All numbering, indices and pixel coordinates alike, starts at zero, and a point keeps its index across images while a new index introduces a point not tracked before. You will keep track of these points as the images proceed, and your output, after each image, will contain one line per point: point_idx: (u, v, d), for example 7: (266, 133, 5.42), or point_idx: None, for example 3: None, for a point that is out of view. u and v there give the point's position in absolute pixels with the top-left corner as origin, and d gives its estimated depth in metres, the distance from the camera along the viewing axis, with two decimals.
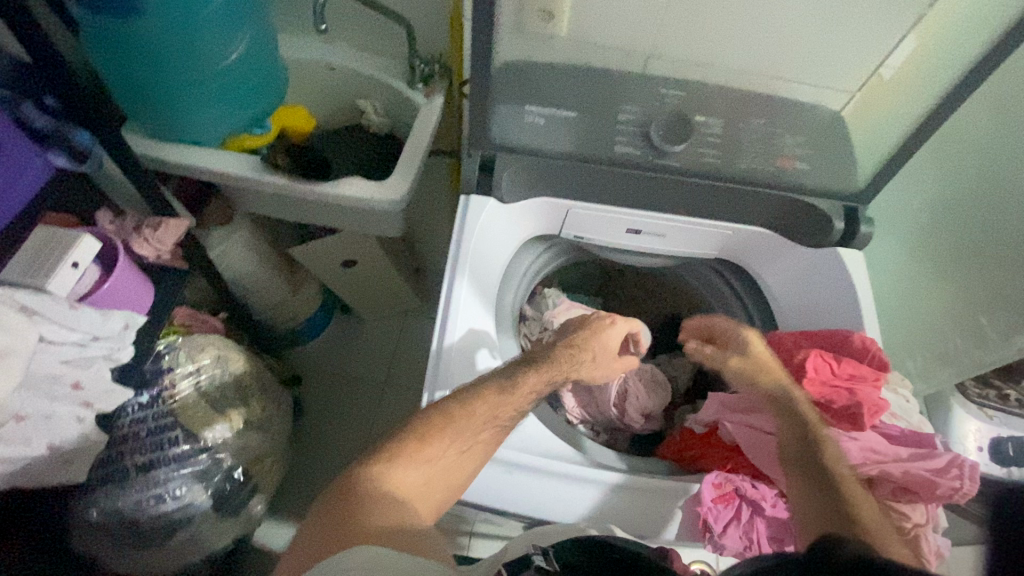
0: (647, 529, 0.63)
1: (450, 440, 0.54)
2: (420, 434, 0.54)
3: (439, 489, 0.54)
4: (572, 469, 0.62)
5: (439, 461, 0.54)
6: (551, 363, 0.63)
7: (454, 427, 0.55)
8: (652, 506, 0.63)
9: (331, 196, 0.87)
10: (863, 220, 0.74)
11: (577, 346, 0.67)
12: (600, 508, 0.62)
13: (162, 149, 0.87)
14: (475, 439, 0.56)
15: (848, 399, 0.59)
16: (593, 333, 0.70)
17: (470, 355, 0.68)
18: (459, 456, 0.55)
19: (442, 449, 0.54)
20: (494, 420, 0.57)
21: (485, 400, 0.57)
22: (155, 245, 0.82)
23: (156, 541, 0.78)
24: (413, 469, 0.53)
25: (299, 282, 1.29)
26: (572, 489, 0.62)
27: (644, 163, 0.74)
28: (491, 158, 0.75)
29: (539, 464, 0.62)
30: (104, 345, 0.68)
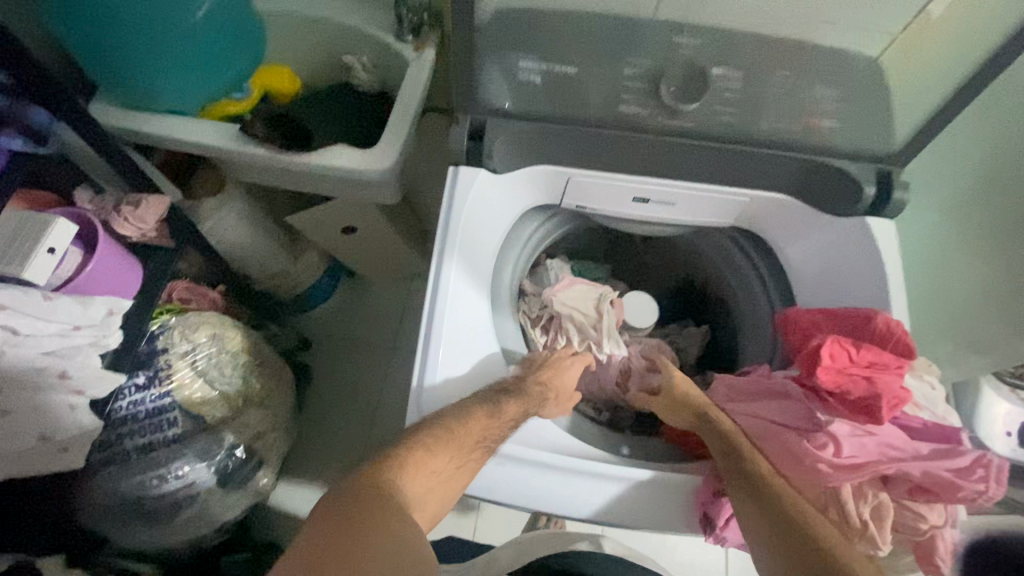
0: (646, 520, 0.61)
1: (447, 457, 0.55)
2: (421, 450, 0.55)
3: (434, 503, 0.54)
4: (569, 462, 0.60)
5: (437, 478, 0.54)
6: (521, 399, 0.62)
7: (454, 441, 0.55)
8: (650, 497, 0.61)
9: (316, 167, 0.81)
10: (898, 186, 0.66)
11: (543, 384, 0.65)
12: (595, 500, 0.60)
13: (134, 119, 0.81)
14: (465, 457, 0.56)
15: (866, 390, 0.54)
16: (559, 363, 0.69)
17: (459, 344, 0.65)
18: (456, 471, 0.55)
19: (444, 464, 0.55)
20: (483, 441, 0.57)
21: (472, 427, 0.57)
22: (137, 224, 0.78)
23: (163, 516, 0.80)
24: (412, 481, 0.53)
25: (301, 250, 1.25)
26: (568, 481, 0.60)
27: (653, 126, 0.67)
28: (481, 124, 0.68)
29: (536, 457, 0.60)
30: (88, 333, 0.67)
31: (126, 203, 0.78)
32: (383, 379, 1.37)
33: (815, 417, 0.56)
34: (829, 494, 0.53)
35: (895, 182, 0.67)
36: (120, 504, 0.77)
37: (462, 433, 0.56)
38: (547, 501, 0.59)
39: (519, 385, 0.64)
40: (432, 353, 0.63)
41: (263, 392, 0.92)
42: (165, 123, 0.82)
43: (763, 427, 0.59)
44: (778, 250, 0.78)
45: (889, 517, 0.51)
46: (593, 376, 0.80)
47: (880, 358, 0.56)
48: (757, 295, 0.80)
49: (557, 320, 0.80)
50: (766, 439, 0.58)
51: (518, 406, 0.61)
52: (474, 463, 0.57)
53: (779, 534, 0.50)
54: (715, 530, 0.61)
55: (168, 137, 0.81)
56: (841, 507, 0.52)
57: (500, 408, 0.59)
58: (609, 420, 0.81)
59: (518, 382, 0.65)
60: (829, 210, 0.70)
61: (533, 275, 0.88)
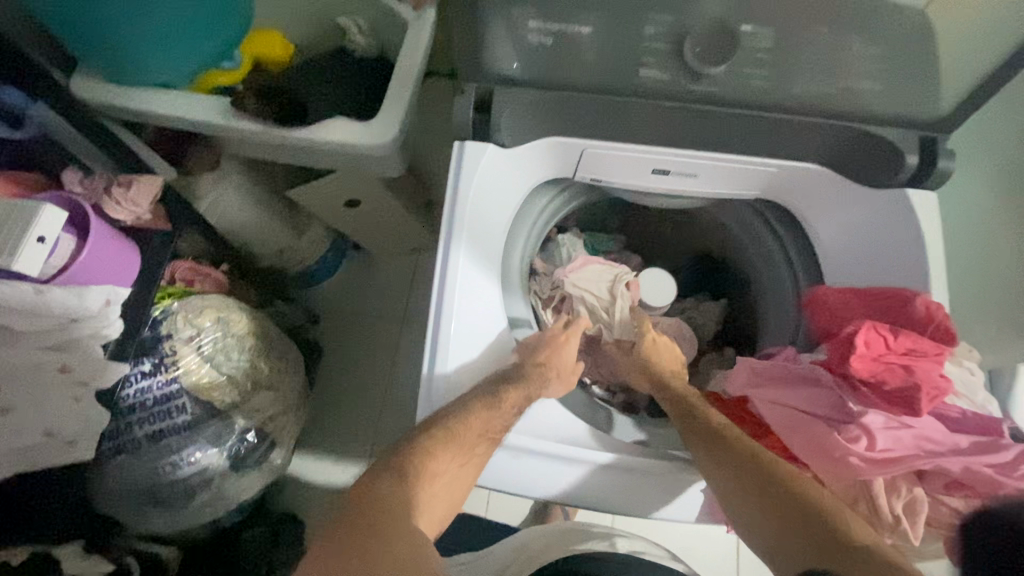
0: (657, 507, 0.62)
1: (447, 457, 0.56)
2: (425, 448, 0.56)
3: (443, 501, 0.56)
4: (581, 453, 0.60)
5: (443, 477, 0.56)
6: (522, 382, 0.61)
7: (461, 439, 0.56)
8: (662, 484, 0.61)
9: (314, 144, 0.77)
10: (942, 155, 0.61)
11: (542, 362, 0.63)
12: (606, 491, 0.61)
13: (120, 96, 0.77)
14: (469, 454, 0.57)
15: (903, 380, 0.51)
16: (560, 343, 0.66)
17: (470, 331, 0.63)
18: (461, 468, 0.57)
19: (449, 463, 0.56)
20: (487, 434, 0.58)
21: (471, 423, 0.57)
22: (131, 207, 0.75)
23: (178, 502, 0.81)
24: (427, 479, 0.55)
25: (304, 225, 1.20)
26: (582, 472, 0.60)
27: (674, 92, 0.61)
28: (488, 94, 0.62)
29: (553, 449, 0.59)
30: (88, 325, 0.65)
31: (117, 185, 0.75)
32: (393, 355, 1.35)
33: (847, 408, 0.53)
34: (860, 489, 0.51)
35: (940, 149, 0.61)
36: (137, 489, 0.78)
37: (462, 431, 0.57)
38: (564, 488, 0.60)
39: (520, 370, 0.62)
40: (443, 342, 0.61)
41: (272, 374, 0.90)
42: (154, 100, 0.77)
43: (788, 417, 0.56)
44: (806, 224, 0.73)
45: (922, 514, 0.49)
46: (608, 357, 0.77)
47: (920, 346, 0.53)
48: (782, 271, 0.76)
49: (569, 300, 0.79)
50: (790, 428, 0.55)
51: (514, 398, 0.59)
52: (479, 458, 0.58)
53: (774, 520, 0.51)
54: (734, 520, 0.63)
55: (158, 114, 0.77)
56: (872, 502, 0.50)
57: (499, 399, 0.59)
58: (625, 403, 0.78)
59: (527, 373, 0.62)
60: (866, 181, 0.65)
61: (545, 251, 0.84)
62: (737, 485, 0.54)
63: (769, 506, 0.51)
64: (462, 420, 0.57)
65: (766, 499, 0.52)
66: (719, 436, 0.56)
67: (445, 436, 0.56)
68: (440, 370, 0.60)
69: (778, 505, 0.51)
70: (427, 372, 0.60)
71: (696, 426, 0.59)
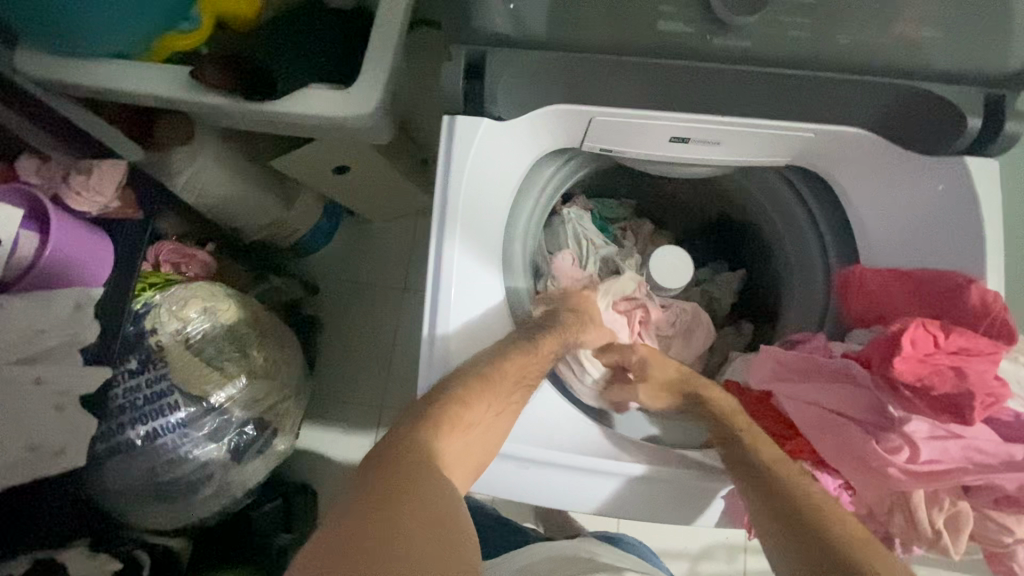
0: (677, 514, 0.58)
1: (486, 404, 0.52)
2: (456, 405, 0.51)
3: (464, 473, 0.51)
4: (600, 464, 0.55)
5: (478, 429, 0.52)
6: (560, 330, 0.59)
7: (484, 409, 0.52)
8: (685, 494, 0.56)
9: (289, 117, 0.69)
10: (1010, 115, 0.52)
11: (577, 309, 0.63)
12: (622, 498, 0.56)
13: (57, 69, 0.67)
14: (506, 402, 0.54)
15: (955, 387, 0.45)
16: (574, 333, 0.60)
17: (470, 329, 0.57)
18: (485, 437, 0.52)
19: (475, 424, 0.52)
20: (523, 381, 0.55)
21: (507, 370, 0.54)
22: (92, 197, 0.70)
23: (181, 496, 0.79)
24: (449, 440, 0.50)
25: (293, 194, 1.08)
26: (599, 481, 0.55)
27: (699, 48, 0.52)
28: (480, 58, 0.53)
29: (564, 461, 0.54)
30: (60, 332, 0.62)
31: (76, 174, 0.70)
32: (394, 324, 1.27)
33: (887, 412, 0.49)
34: (896, 497, 0.48)
35: (1009, 109, 0.52)
36: (137, 484, 0.76)
37: (499, 377, 0.53)
38: (579, 498, 0.56)
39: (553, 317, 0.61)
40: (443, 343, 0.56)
41: (267, 363, 0.85)
42: (108, 71, 0.68)
43: (821, 419, 0.51)
44: (840, 193, 0.66)
45: (965, 527, 0.46)
46: None
47: (973, 343, 0.48)
48: (810, 244, 0.69)
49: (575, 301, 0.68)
50: (822, 430, 0.51)
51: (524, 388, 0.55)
52: (516, 406, 0.55)
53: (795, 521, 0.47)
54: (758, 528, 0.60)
55: (114, 88, 0.68)
56: (910, 513, 0.47)
57: (535, 345, 0.57)
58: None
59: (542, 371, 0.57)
60: (916, 147, 0.57)
61: (550, 228, 0.77)
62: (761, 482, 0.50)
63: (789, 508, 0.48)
64: (498, 367, 0.54)
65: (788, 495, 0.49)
66: (735, 436, 0.54)
67: (480, 385, 0.52)
68: (438, 376, 0.55)
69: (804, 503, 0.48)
70: (424, 378, 0.55)
71: (717, 424, 0.56)
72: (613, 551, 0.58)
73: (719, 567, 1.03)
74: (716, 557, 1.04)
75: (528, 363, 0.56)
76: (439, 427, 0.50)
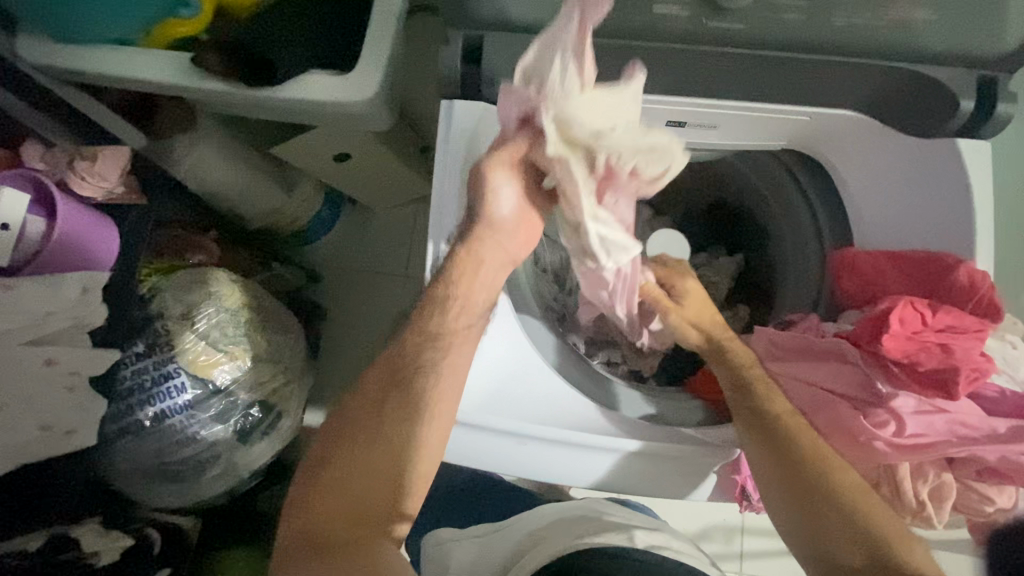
0: (669, 488, 0.60)
1: (391, 426, 0.51)
2: (376, 417, 0.52)
3: (406, 485, 0.51)
4: (589, 439, 0.56)
5: (400, 436, 0.51)
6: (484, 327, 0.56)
7: (397, 424, 0.51)
8: (673, 470, 0.58)
9: (291, 102, 0.70)
10: (1003, 96, 0.53)
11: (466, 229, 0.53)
12: (615, 471, 0.58)
13: (61, 57, 0.68)
14: (407, 415, 0.51)
15: (941, 362, 0.48)
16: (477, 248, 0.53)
17: None
18: (414, 448, 0.51)
19: (383, 458, 0.51)
20: (422, 390, 0.52)
21: (404, 386, 0.52)
22: (97, 181, 0.71)
23: (189, 476, 0.81)
24: (377, 442, 0.51)
25: (293, 181, 1.07)
26: (590, 454, 0.57)
27: (693, 31, 0.53)
28: (477, 42, 0.55)
29: (564, 436, 0.56)
30: (68, 315, 0.63)
31: (81, 160, 0.71)
32: (396, 308, 1.28)
33: (875, 389, 0.51)
34: (884, 471, 0.51)
35: (1000, 90, 0.53)
36: (146, 464, 0.77)
37: (396, 396, 0.52)
38: (581, 470, 0.58)
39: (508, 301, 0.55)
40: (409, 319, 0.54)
41: (270, 347, 0.85)
42: (110, 59, 0.69)
43: (815, 395, 0.54)
44: (835, 174, 0.67)
45: (949, 501, 0.49)
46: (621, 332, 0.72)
47: (959, 322, 0.50)
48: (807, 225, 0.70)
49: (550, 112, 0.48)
50: (817, 407, 0.54)
51: (428, 394, 0.52)
52: (420, 415, 0.51)
53: (800, 494, 0.50)
54: (749, 502, 0.60)
55: (118, 75, 0.69)
56: (896, 485, 0.50)
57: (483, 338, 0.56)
58: (625, 369, 0.72)
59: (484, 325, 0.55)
60: (911, 128, 0.57)
61: None
62: (760, 460, 0.52)
63: (791, 485, 0.51)
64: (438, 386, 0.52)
65: (787, 479, 0.51)
66: (745, 386, 0.55)
67: (387, 398, 0.52)
68: None
69: (803, 482, 0.50)
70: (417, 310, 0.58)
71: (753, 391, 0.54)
72: (627, 510, 0.60)
73: (719, 547, 1.05)
74: (714, 538, 1.05)
75: (437, 346, 0.53)
76: (342, 477, 0.50)
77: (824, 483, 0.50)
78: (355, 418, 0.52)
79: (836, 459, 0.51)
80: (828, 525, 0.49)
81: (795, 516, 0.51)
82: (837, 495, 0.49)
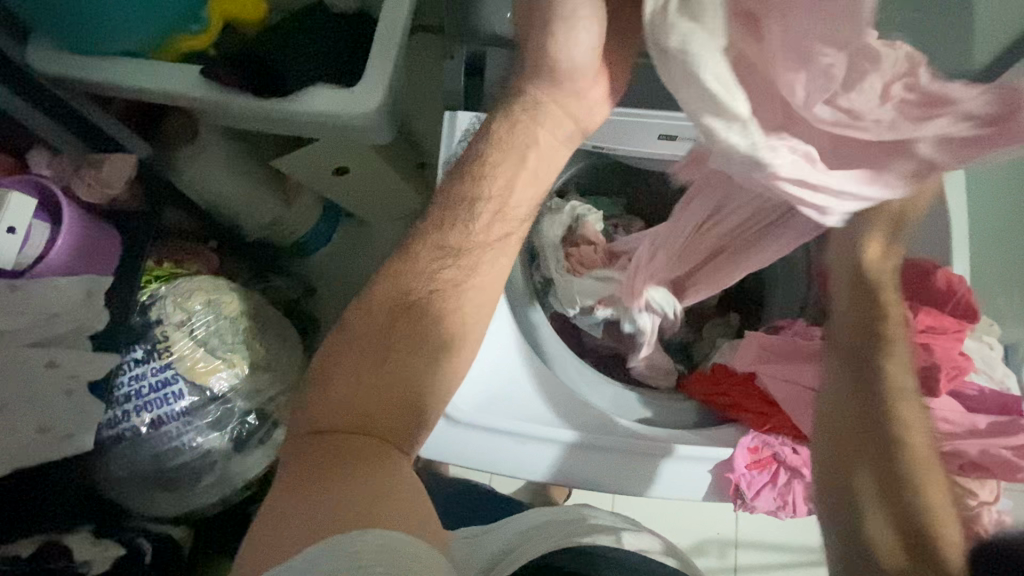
0: (632, 487, 0.59)
1: (404, 353, 0.46)
2: (388, 339, 0.46)
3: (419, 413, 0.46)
4: (537, 429, 0.58)
5: (414, 362, 0.46)
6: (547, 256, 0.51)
7: (412, 346, 0.46)
8: (642, 470, 0.58)
9: (297, 114, 0.72)
10: None
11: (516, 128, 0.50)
12: (598, 471, 0.59)
13: (73, 66, 0.70)
14: (421, 339, 0.47)
15: (923, 361, 0.51)
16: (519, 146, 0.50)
17: None
18: (427, 374, 0.47)
19: (393, 366, 0.46)
20: (440, 309, 0.48)
21: (422, 304, 0.47)
22: (103, 188, 0.73)
23: (183, 484, 0.80)
24: (387, 367, 0.45)
25: (293, 193, 1.08)
26: (558, 450, 0.59)
27: None
28: (480, 57, 0.58)
29: (542, 431, 0.58)
30: (71, 318, 0.65)
31: (89, 167, 0.73)
32: None
33: None
34: None
35: None
36: (142, 471, 0.77)
37: (409, 319, 0.47)
38: (575, 472, 0.59)
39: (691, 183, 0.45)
40: (428, 244, 0.49)
41: (268, 355, 0.85)
42: (118, 68, 0.71)
43: (799, 394, 0.58)
44: None
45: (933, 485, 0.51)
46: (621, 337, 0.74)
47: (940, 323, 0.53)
48: None
49: None
50: (803, 406, 0.57)
51: (444, 315, 0.48)
52: (434, 342, 0.47)
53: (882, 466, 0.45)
54: (744, 502, 0.59)
55: (126, 84, 0.71)
56: None
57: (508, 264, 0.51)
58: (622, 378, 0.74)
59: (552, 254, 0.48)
60: None
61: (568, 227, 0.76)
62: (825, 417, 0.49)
63: (837, 447, 0.47)
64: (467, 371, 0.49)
65: (838, 439, 0.48)
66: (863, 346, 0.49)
67: (400, 317, 0.47)
68: None
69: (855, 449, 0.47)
70: None
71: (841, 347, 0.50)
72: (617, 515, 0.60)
73: (713, 563, 1.03)
74: (708, 551, 1.04)
75: (461, 266, 0.48)
76: (347, 397, 0.44)
77: (889, 451, 0.46)
78: (365, 336, 0.47)
79: (916, 436, 0.46)
80: (871, 511, 0.44)
81: (835, 478, 0.47)
82: (898, 467, 0.45)
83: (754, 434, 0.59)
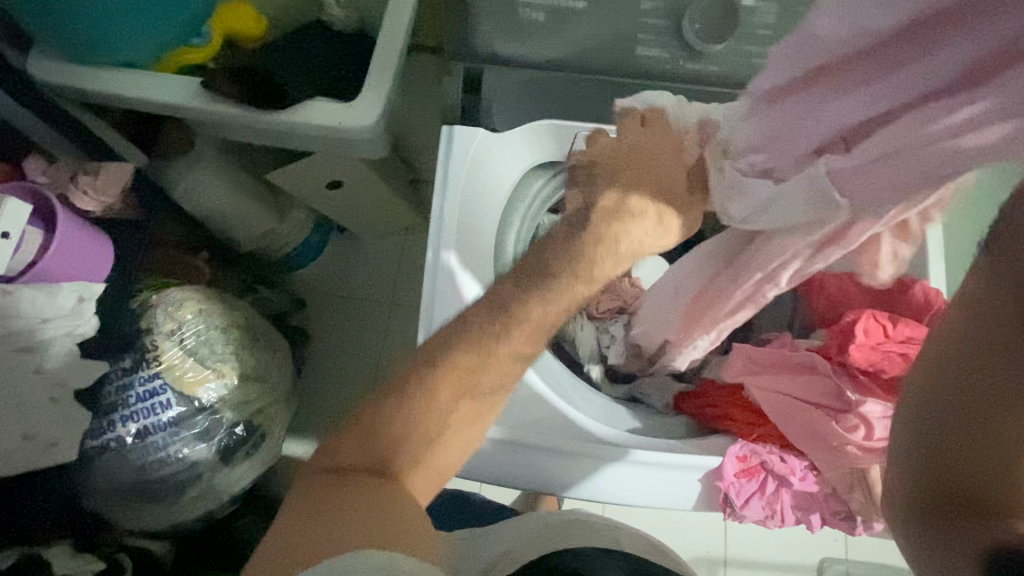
0: (569, 487, 0.59)
1: (436, 395, 0.43)
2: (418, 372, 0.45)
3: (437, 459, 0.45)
4: None
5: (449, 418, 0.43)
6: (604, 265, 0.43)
7: (454, 398, 0.43)
8: (586, 468, 0.59)
9: (295, 125, 0.74)
10: None
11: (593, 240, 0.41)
12: (581, 480, 0.59)
13: (77, 77, 0.71)
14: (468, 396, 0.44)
15: (901, 368, 0.59)
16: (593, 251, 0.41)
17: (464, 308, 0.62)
18: (463, 422, 0.45)
19: (430, 412, 0.43)
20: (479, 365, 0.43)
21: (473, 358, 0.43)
22: (97, 196, 0.73)
23: (166, 497, 0.78)
24: (428, 406, 0.43)
25: (285, 207, 1.08)
26: (523, 454, 0.58)
27: (673, 70, 0.58)
28: (477, 74, 0.60)
29: (516, 435, 0.58)
30: (62, 323, 0.64)
31: (84, 174, 0.73)
32: (379, 335, 1.24)
33: (846, 397, 0.58)
34: (856, 475, 0.58)
35: None
36: (125, 482, 0.75)
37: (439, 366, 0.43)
38: (562, 482, 0.59)
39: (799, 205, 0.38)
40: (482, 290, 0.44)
41: (258, 366, 0.85)
42: (120, 78, 0.72)
43: (783, 403, 0.60)
44: None
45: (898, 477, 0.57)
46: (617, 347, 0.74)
47: (917, 332, 0.60)
48: None
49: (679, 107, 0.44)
50: (789, 414, 0.59)
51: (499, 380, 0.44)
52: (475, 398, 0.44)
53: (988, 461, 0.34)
54: (734, 510, 0.60)
55: (126, 94, 0.72)
56: (868, 487, 0.57)
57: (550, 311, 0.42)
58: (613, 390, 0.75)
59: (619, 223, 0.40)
60: None
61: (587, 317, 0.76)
62: (931, 379, 0.37)
63: (929, 417, 0.37)
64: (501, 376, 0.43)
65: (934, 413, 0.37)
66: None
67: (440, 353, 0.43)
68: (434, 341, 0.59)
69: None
70: (426, 305, 0.61)
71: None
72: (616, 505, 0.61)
73: None
74: (696, 570, 1.04)
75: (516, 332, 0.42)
76: (375, 433, 0.43)
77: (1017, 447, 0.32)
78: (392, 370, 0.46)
79: None
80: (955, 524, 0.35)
81: (924, 458, 0.38)
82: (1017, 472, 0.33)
83: (743, 443, 0.59)
